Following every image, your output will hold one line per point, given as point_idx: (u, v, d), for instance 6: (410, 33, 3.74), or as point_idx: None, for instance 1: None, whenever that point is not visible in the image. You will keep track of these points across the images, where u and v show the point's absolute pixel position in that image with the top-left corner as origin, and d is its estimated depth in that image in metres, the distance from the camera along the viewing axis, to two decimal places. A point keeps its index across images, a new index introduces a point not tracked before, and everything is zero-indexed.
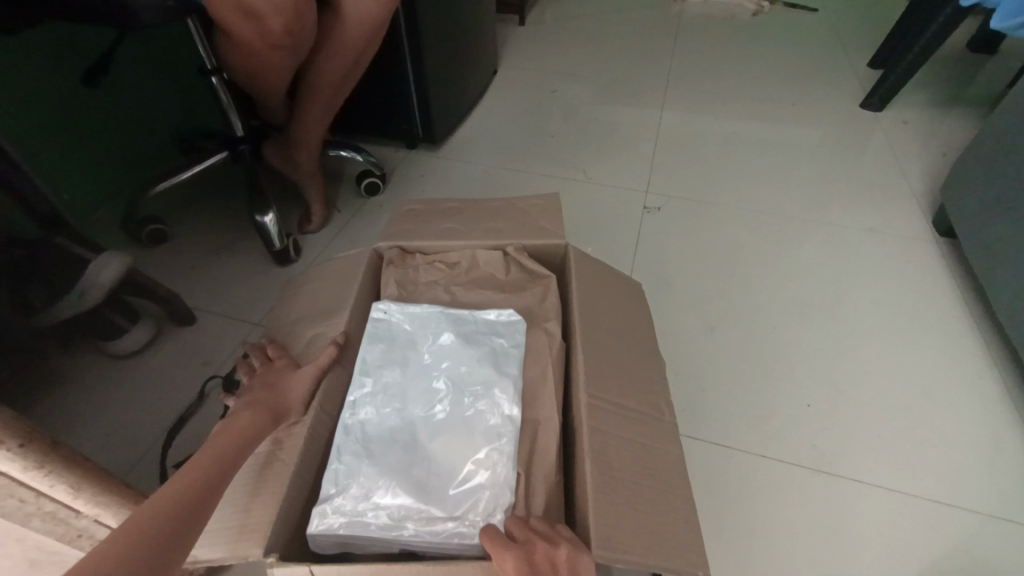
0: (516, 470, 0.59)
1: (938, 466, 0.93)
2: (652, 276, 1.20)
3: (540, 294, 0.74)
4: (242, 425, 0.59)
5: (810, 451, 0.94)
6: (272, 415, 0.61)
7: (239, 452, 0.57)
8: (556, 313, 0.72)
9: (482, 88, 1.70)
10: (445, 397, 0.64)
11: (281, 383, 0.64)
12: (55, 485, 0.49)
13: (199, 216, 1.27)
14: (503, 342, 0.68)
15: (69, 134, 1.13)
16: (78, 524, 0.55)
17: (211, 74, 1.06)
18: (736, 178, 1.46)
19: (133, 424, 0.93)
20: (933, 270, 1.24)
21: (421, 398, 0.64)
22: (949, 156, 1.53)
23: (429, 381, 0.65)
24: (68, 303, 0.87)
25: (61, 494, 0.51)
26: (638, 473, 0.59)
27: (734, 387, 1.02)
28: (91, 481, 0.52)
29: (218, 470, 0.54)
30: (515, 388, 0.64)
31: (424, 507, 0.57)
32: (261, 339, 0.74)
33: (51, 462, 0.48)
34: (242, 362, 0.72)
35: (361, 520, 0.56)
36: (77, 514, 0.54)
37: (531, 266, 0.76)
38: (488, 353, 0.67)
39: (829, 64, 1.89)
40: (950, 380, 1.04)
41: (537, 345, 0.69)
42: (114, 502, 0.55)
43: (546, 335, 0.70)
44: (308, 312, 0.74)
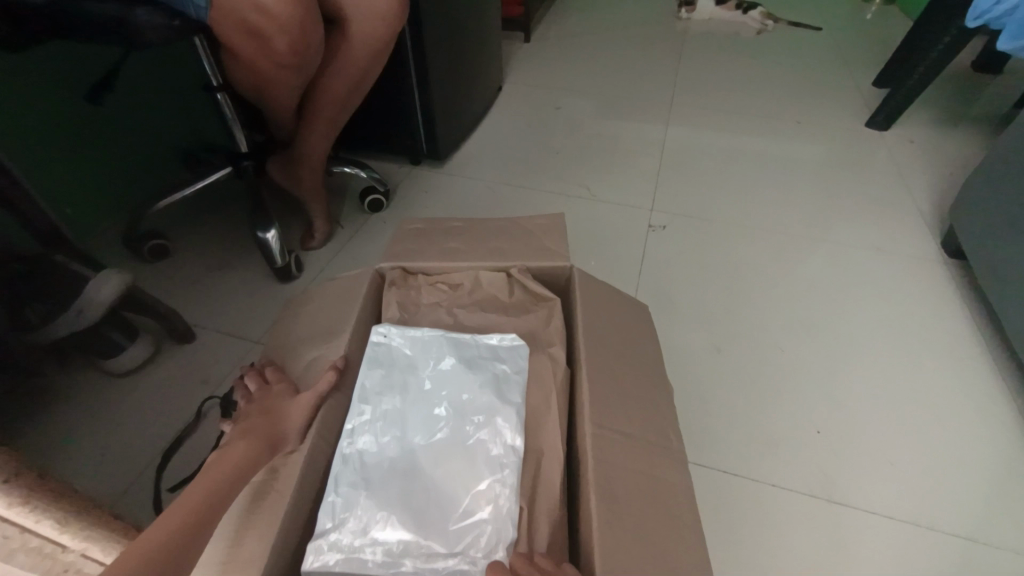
0: (518, 503, 0.57)
1: (954, 495, 0.90)
2: (657, 295, 1.19)
3: (545, 317, 0.73)
4: (237, 456, 0.58)
5: (820, 479, 0.91)
6: (268, 445, 0.59)
7: (234, 485, 0.55)
8: (560, 336, 0.71)
9: (486, 104, 1.70)
10: (446, 425, 0.62)
11: (278, 410, 0.62)
12: (43, 521, 0.48)
13: (201, 231, 1.27)
14: (505, 368, 0.66)
15: (72, 150, 1.13)
16: (65, 559, 0.52)
17: (217, 91, 1.05)
18: (741, 196, 1.45)
19: (128, 444, 0.91)
20: (943, 292, 1.22)
21: (421, 426, 0.63)
22: (956, 175, 1.52)
23: (430, 408, 0.64)
24: (66, 321, 0.86)
25: (48, 529, 0.49)
26: (645, 507, 0.57)
27: (741, 411, 1.00)
28: (78, 514, 0.51)
29: (214, 503, 0.53)
30: (519, 418, 0.62)
31: (424, 542, 0.55)
32: (261, 361, 0.73)
33: (37, 496, 0.47)
34: (239, 383, 0.71)
35: (358, 555, 0.54)
36: (64, 550, 0.51)
37: (535, 288, 0.75)
38: (491, 379, 0.65)
39: (833, 81, 1.89)
40: (964, 405, 1.02)
41: (541, 370, 0.67)
42: (100, 535, 0.54)
43: (550, 359, 0.68)
44: (310, 333, 0.73)
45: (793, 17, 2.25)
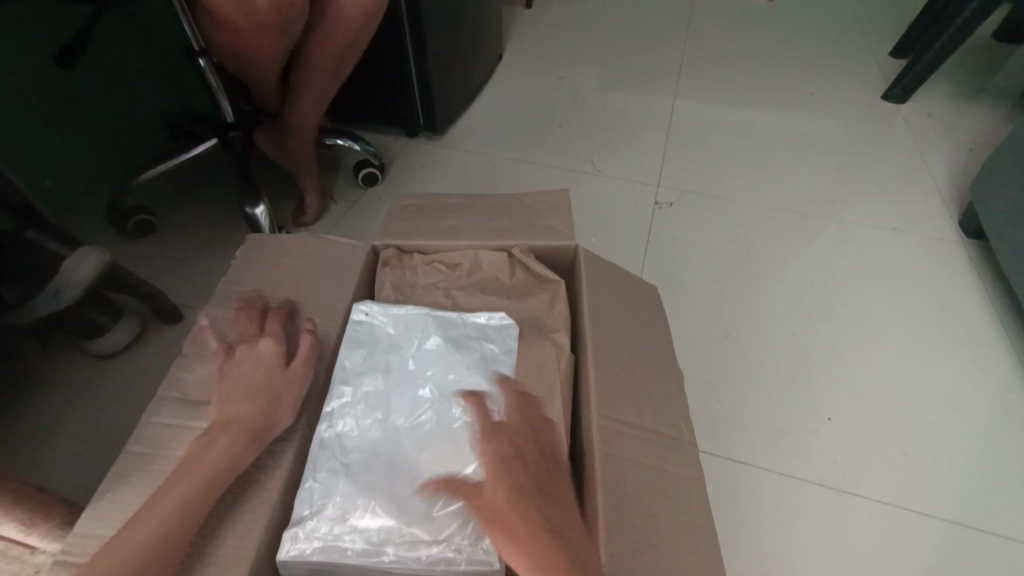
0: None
1: (966, 485, 0.88)
2: (662, 275, 1.15)
3: (549, 301, 0.68)
4: (216, 453, 0.49)
5: (830, 469, 0.89)
6: (252, 435, 0.51)
7: (213, 487, 0.48)
8: (565, 321, 0.67)
9: (487, 73, 1.62)
10: (431, 406, 0.58)
11: (261, 385, 0.54)
12: (4, 522, 0.49)
13: (188, 206, 1.22)
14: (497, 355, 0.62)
15: (47, 120, 1.07)
16: (34, 561, 0.51)
17: (199, 56, 0.99)
18: (751, 172, 1.39)
19: (114, 431, 0.89)
20: (960, 274, 1.17)
21: (404, 408, 0.58)
22: (976, 151, 1.46)
23: (414, 390, 0.60)
24: (44, 300, 0.81)
25: (12, 531, 0.50)
26: (654, 503, 0.53)
27: (749, 396, 0.96)
28: (45, 514, 0.51)
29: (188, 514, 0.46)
30: (508, 399, 0.59)
31: (407, 529, 0.51)
32: (227, 314, 0.62)
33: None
34: (199, 334, 0.60)
35: (337, 544, 0.51)
36: (31, 551, 0.51)
37: (539, 270, 0.70)
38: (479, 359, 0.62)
39: (849, 51, 1.80)
40: (980, 393, 0.99)
41: (543, 358, 0.63)
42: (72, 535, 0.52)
43: (553, 345, 0.64)
44: (287, 292, 0.65)
45: None
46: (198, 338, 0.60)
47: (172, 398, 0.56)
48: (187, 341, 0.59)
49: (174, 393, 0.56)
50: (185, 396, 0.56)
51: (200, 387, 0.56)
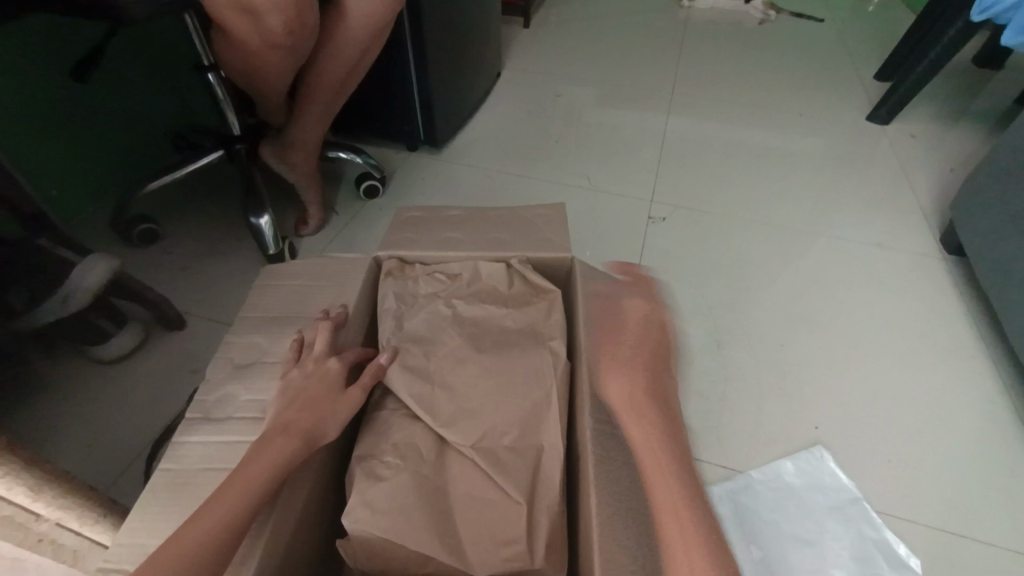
0: (514, 501, 0.56)
1: (946, 492, 0.91)
2: (655, 286, 1.18)
3: (547, 311, 0.70)
4: (273, 452, 0.51)
5: (815, 477, 0.91)
6: (307, 441, 0.54)
7: (269, 486, 0.50)
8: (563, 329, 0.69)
9: (486, 90, 1.67)
10: (473, 395, 0.62)
11: (322, 399, 0.57)
12: (13, 486, 0.50)
13: (193, 216, 1.24)
14: (524, 369, 0.64)
15: (57, 132, 1.10)
16: (38, 529, 0.54)
17: (209, 71, 1.03)
18: (741, 189, 1.43)
19: (116, 434, 0.90)
20: (942, 288, 1.22)
21: (447, 396, 0.62)
22: (956, 170, 1.52)
23: (451, 381, 0.63)
24: (51, 306, 0.84)
25: (20, 497, 0.51)
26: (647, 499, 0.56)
27: (736, 405, 1.00)
28: (49, 481, 0.52)
29: (246, 511, 0.48)
30: (514, 408, 0.61)
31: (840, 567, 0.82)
32: (236, 339, 0.65)
33: (10, 461, 0.49)
34: (218, 358, 0.63)
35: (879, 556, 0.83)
36: (37, 518, 0.53)
37: (536, 279, 0.73)
38: (833, 519, 0.87)
39: (836, 74, 1.87)
40: (961, 403, 1.02)
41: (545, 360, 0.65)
42: (76, 505, 0.55)
43: (551, 351, 0.66)
44: (291, 311, 0.67)
45: (798, 8, 2.22)
46: (229, 359, 0.63)
47: (194, 417, 0.57)
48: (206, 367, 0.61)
49: (196, 414, 0.58)
50: (204, 416, 0.58)
51: (221, 405, 0.58)
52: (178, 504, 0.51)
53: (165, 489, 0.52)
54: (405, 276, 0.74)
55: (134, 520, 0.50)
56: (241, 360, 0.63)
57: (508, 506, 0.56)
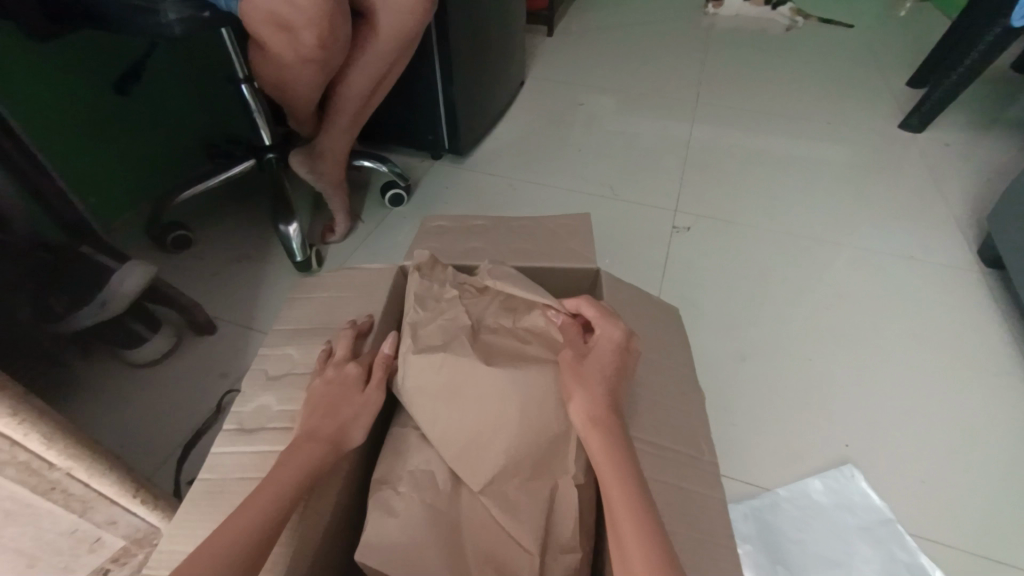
0: (527, 548, 0.55)
1: (982, 516, 0.88)
2: (679, 297, 1.17)
3: (603, 366, 0.60)
4: (298, 463, 0.52)
5: (844, 496, 0.89)
6: (334, 446, 0.54)
7: (302, 490, 0.50)
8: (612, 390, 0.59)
9: (509, 99, 1.68)
10: (488, 424, 0.58)
11: (343, 403, 0.58)
12: (30, 434, 0.50)
13: (224, 223, 1.27)
14: (545, 398, 0.59)
15: (98, 142, 1.14)
16: (51, 477, 0.55)
17: (242, 83, 1.06)
18: (767, 199, 1.41)
19: (151, 435, 0.93)
20: (980, 304, 1.17)
21: (462, 424, 0.58)
22: (993, 180, 1.47)
23: (465, 405, 0.59)
24: (89, 312, 0.87)
25: (34, 444, 0.51)
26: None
27: (763, 420, 0.98)
28: (63, 432, 0.53)
29: (270, 526, 0.47)
30: (532, 450, 0.58)
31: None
32: (269, 351, 0.66)
33: (27, 410, 0.49)
34: (252, 369, 0.64)
35: (906, 567, 0.82)
36: (51, 466, 0.54)
37: (591, 312, 0.64)
38: (856, 533, 0.85)
39: (866, 81, 1.83)
40: (999, 422, 0.99)
41: (584, 415, 0.57)
42: (87, 456, 0.56)
43: (598, 407, 0.57)
44: (321, 321, 0.69)
45: (826, 15, 2.18)
46: (262, 370, 0.64)
47: (227, 427, 0.59)
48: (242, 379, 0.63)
49: (232, 425, 0.59)
50: (239, 427, 0.59)
51: (254, 415, 0.60)
52: (215, 512, 0.53)
53: (202, 498, 0.53)
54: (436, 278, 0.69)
55: (175, 527, 0.52)
56: (272, 371, 0.64)
57: (521, 546, 0.55)
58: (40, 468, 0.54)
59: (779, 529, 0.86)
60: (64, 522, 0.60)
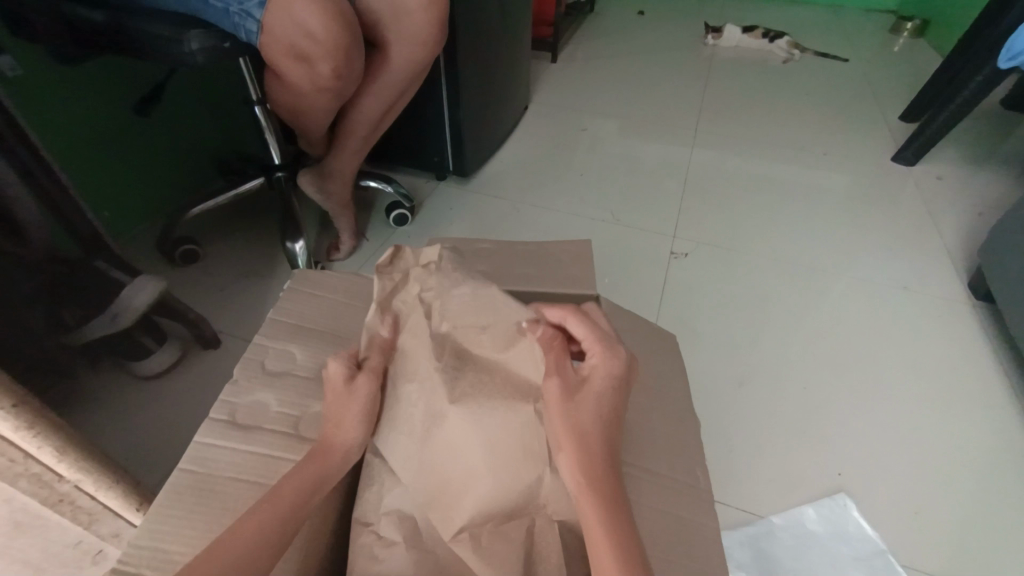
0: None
1: (974, 547, 0.89)
2: (677, 322, 1.19)
3: (597, 408, 0.49)
4: (295, 483, 0.50)
5: (838, 526, 0.90)
6: (341, 459, 0.54)
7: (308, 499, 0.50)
8: (609, 436, 0.49)
9: (513, 123, 1.72)
10: (460, 471, 0.53)
11: (347, 417, 0.55)
12: (42, 447, 0.51)
13: (231, 238, 1.29)
14: (522, 453, 0.52)
15: (113, 157, 1.16)
16: (60, 489, 0.57)
17: (255, 104, 1.09)
18: (764, 227, 1.44)
19: (154, 448, 0.94)
20: (972, 336, 1.20)
21: (435, 466, 0.54)
22: (984, 215, 1.51)
23: (435, 443, 0.54)
24: (101, 322, 0.90)
25: (46, 457, 0.53)
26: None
27: (759, 446, 0.99)
28: (75, 445, 0.54)
29: (273, 539, 0.46)
30: (506, 498, 0.52)
31: None
32: (271, 344, 0.64)
33: (42, 424, 0.50)
34: (249, 361, 0.62)
35: None
36: (60, 479, 0.56)
37: (582, 334, 0.53)
38: (857, 565, 0.86)
39: (861, 114, 1.88)
40: (991, 455, 1.00)
41: (576, 472, 0.47)
42: (96, 470, 0.57)
43: (592, 467, 0.47)
44: (323, 323, 0.68)
45: (823, 48, 2.25)
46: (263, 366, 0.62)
47: None
48: (237, 369, 0.61)
49: (222, 416, 0.57)
50: (232, 420, 0.57)
51: (251, 412, 0.58)
52: (204, 512, 0.51)
53: (188, 493, 0.51)
54: (395, 273, 0.57)
55: (157, 520, 0.50)
56: (273, 367, 0.62)
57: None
58: (49, 479, 0.55)
59: (779, 560, 0.86)
60: (70, 531, 0.61)
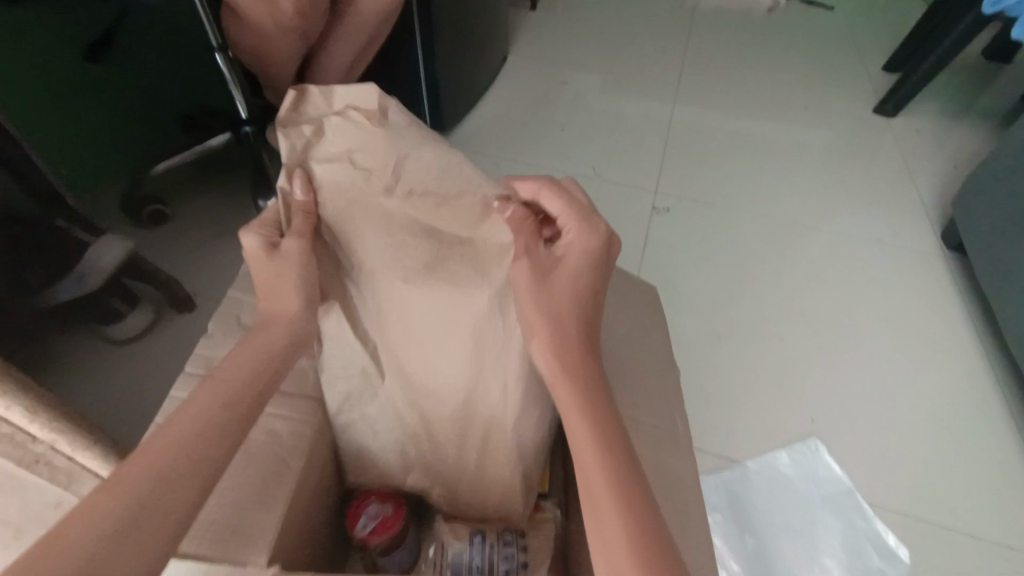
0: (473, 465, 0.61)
1: (932, 484, 0.95)
2: (657, 277, 1.20)
3: (568, 290, 0.52)
4: (235, 365, 0.49)
5: (808, 468, 0.94)
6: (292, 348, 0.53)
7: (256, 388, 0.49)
8: (580, 315, 0.53)
9: (492, 75, 1.66)
10: (438, 365, 0.57)
11: (280, 282, 0.52)
12: (12, 407, 0.50)
13: (199, 197, 1.24)
14: (496, 343, 0.55)
15: (66, 110, 1.09)
16: (35, 450, 0.56)
17: (217, 52, 1.02)
18: (745, 182, 1.44)
19: (133, 412, 0.93)
20: (941, 287, 1.23)
21: (416, 362, 0.58)
22: (959, 167, 1.52)
23: (412, 330, 0.57)
24: (70, 286, 0.88)
25: (17, 418, 0.51)
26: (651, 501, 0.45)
27: (735, 394, 1.03)
28: (47, 406, 0.53)
29: (217, 433, 0.45)
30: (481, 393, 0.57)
31: (836, 548, 0.87)
32: (244, 297, 0.62)
33: (9, 384, 0.49)
34: (223, 316, 0.60)
35: (865, 531, 0.89)
36: (34, 440, 0.54)
37: (557, 209, 0.54)
38: (823, 504, 0.91)
39: (844, 66, 1.86)
40: (953, 399, 1.05)
41: (550, 358, 0.51)
42: (71, 431, 0.56)
43: (566, 354, 0.51)
44: None
45: None
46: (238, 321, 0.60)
47: None
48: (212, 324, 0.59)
49: (198, 370, 0.56)
50: (207, 373, 0.56)
51: None
52: None
53: None
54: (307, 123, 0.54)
55: None
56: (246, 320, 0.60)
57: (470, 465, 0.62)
58: (22, 439, 0.54)
59: (750, 502, 0.90)
60: (49, 493, 0.61)
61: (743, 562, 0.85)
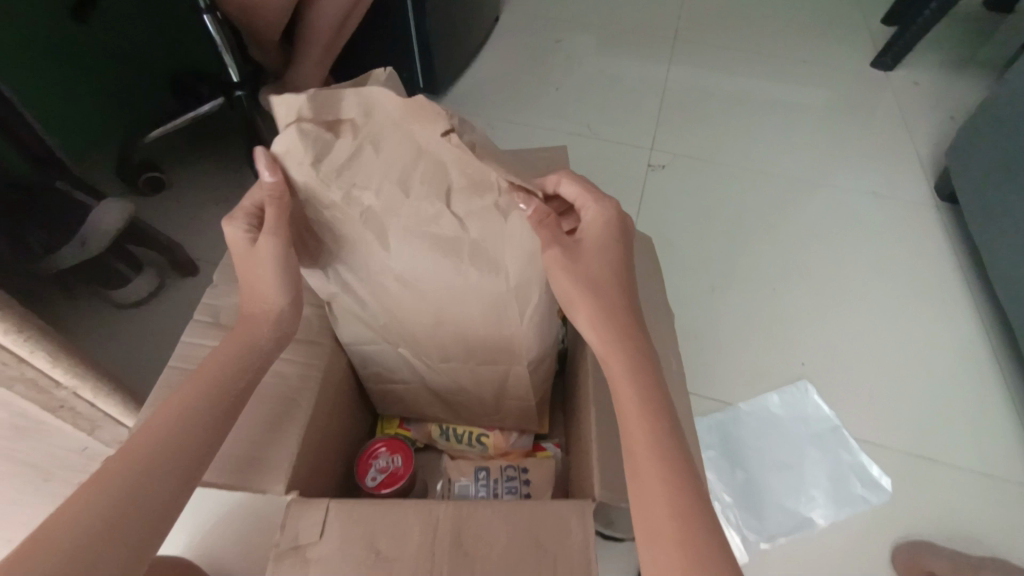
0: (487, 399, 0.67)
1: (918, 424, 0.98)
2: (653, 232, 1.21)
3: (604, 270, 0.51)
4: (218, 358, 0.50)
5: (800, 410, 0.98)
6: (275, 338, 0.54)
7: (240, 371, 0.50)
8: (625, 296, 0.52)
9: (486, 35, 1.63)
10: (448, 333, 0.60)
11: (262, 281, 0.51)
12: (36, 352, 0.52)
13: (196, 165, 1.24)
14: (511, 316, 0.57)
15: (56, 75, 1.09)
16: (58, 395, 0.58)
17: (204, 12, 1.00)
18: (742, 138, 1.44)
19: (143, 371, 0.96)
20: (933, 237, 1.25)
21: (428, 331, 0.60)
22: (957, 119, 1.52)
23: (425, 307, 0.57)
24: (71, 250, 0.86)
25: (40, 362, 0.53)
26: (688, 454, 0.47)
27: (729, 343, 1.05)
28: (67, 351, 0.55)
29: (198, 413, 0.47)
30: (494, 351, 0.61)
31: (823, 485, 0.91)
32: None
33: (32, 330, 0.51)
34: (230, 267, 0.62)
35: (850, 467, 0.93)
36: (57, 385, 0.57)
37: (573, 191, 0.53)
38: (809, 444, 0.94)
39: (843, 19, 1.83)
40: (941, 345, 1.08)
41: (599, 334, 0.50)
42: (91, 377, 0.58)
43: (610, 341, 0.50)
44: None
45: None
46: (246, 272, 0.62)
47: None
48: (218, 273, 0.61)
49: (207, 318, 0.59)
50: (216, 321, 0.59)
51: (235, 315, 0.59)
52: None
53: None
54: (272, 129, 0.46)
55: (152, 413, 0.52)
56: None
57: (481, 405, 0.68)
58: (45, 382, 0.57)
59: (740, 446, 0.93)
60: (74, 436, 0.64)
61: (735, 496, 0.89)
